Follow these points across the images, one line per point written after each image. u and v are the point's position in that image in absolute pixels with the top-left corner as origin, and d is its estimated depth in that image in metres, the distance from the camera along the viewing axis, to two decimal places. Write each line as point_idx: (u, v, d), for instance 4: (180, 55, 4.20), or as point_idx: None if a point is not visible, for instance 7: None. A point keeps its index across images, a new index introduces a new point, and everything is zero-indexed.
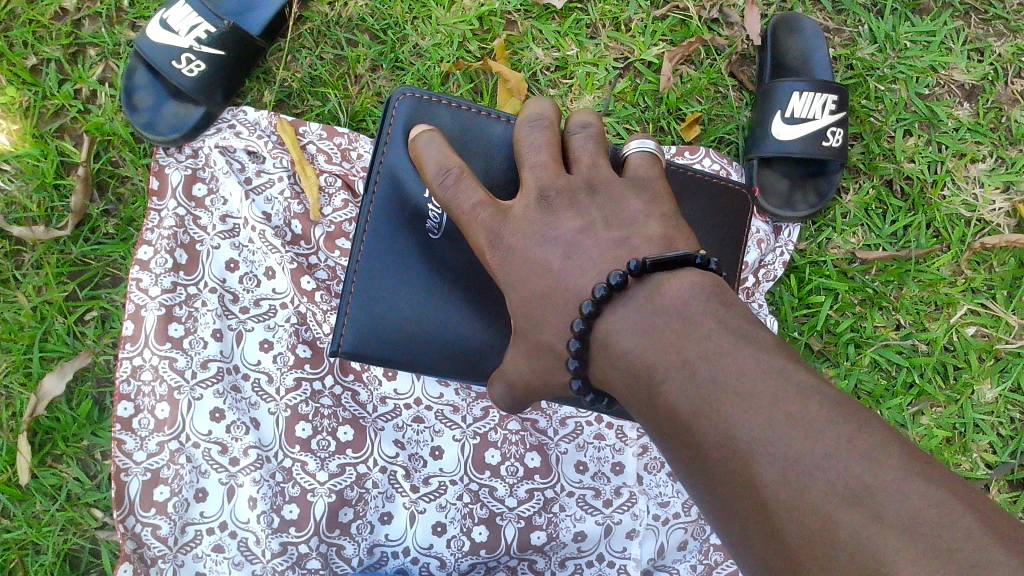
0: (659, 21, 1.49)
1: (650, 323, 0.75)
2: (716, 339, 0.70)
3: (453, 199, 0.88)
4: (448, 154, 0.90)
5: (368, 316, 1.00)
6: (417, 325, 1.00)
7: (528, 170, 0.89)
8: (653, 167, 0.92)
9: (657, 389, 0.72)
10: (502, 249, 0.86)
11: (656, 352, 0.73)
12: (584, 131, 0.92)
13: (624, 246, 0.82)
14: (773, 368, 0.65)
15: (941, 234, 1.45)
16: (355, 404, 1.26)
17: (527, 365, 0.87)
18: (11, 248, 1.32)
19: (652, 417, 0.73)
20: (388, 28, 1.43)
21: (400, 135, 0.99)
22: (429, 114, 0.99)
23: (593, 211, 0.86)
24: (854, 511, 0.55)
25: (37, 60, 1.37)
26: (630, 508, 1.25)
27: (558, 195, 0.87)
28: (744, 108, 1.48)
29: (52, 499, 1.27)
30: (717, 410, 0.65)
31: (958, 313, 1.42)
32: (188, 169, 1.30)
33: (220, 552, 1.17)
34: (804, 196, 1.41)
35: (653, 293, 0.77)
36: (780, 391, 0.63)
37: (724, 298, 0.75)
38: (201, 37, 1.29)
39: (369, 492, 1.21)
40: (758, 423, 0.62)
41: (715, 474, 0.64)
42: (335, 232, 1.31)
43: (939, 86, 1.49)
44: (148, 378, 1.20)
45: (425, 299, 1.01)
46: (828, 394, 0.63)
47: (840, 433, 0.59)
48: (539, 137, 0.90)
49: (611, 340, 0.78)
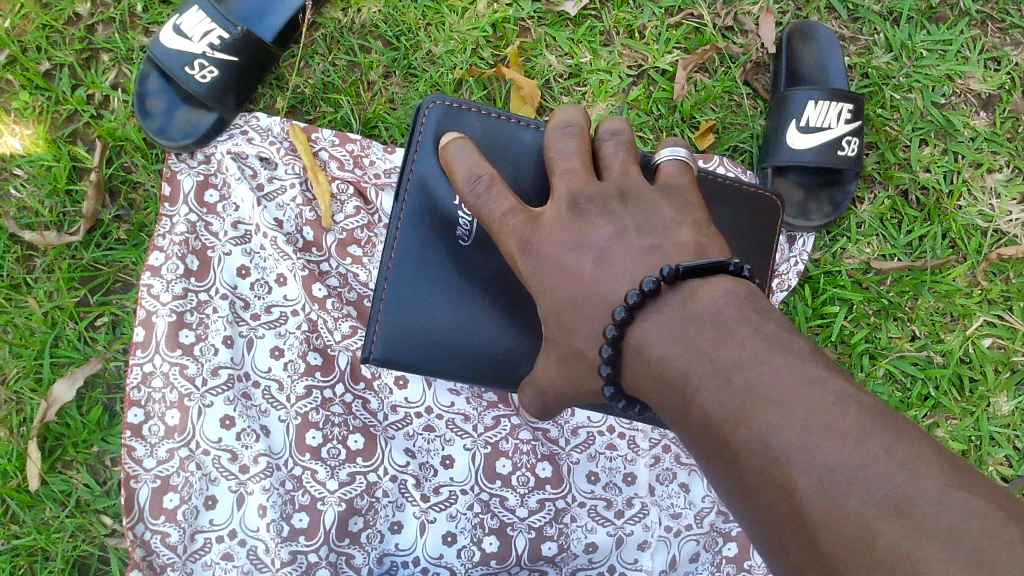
0: (673, 28, 1.48)
1: (682, 329, 0.74)
2: (750, 346, 0.69)
3: (484, 207, 0.88)
4: (478, 162, 0.89)
5: (398, 326, 0.99)
6: (447, 333, 1.00)
7: (559, 177, 0.88)
8: (685, 175, 0.91)
9: (689, 396, 0.71)
10: (532, 255, 0.86)
11: (688, 358, 0.72)
12: (615, 139, 0.91)
13: (657, 253, 0.81)
14: (809, 377, 0.64)
15: (957, 244, 1.43)
16: (366, 412, 1.25)
17: (558, 372, 0.87)
18: (23, 253, 1.32)
19: (684, 424, 0.72)
20: (401, 35, 1.43)
21: (431, 142, 0.98)
22: (459, 122, 0.99)
23: (627, 217, 0.85)
24: (894, 522, 0.54)
25: (50, 65, 1.37)
26: (642, 519, 1.24)
27: (590, 202, 0.86)
28: (758, 116, 1.47)
29: (62, 505, 1.26)
30: (752, 418, 0.64)
31: (974, 324, 1.41)
32: (200, 175, 1.30)
33: (229, 560, 1.16)
34: (818, 206, 1.40)
35: (685, 299, 0.76)
36: (817, 400, 0.62)
37: (758, 306, 0.74)
38: (215, 43, 1.29)
39: (380, 501, 1.20)
40: (795, 431, 0.61)
41: (750, 482, 0.63)
42: (347, 239, 1.30)
43: (956, 95, 1.48)
44: (159, 385, 1.20)
45: (455, 306, 1.00)
46: (866, 403, 0.62)
47: (879, 442, 0.58)
48: (569, 144, 0.90)
49: (643, 346, 0.77)
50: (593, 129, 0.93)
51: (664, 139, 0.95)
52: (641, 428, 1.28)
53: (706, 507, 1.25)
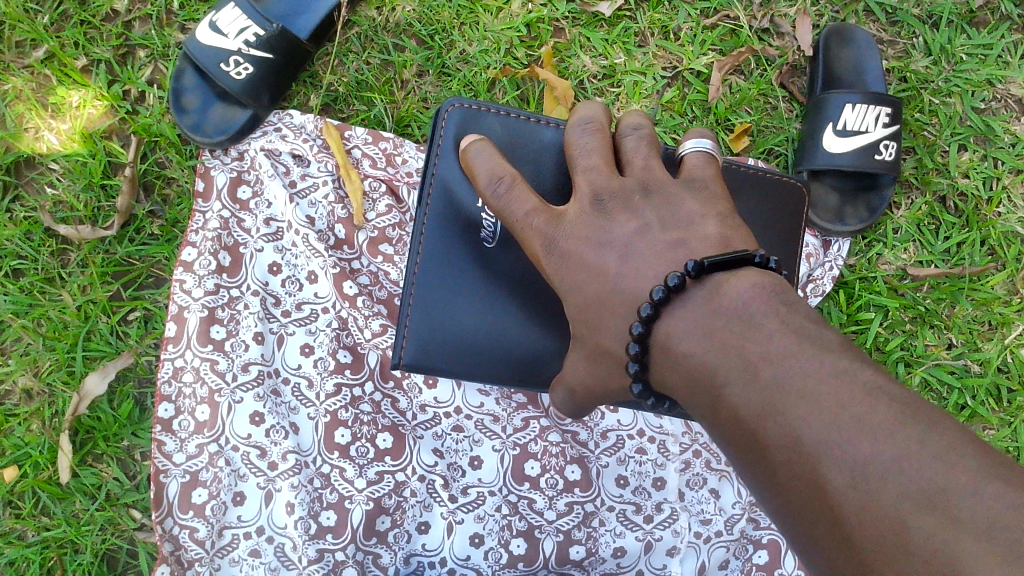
0: (708, 30, 1.47)
1: (709, 324, 0.73)
2: (778, 339, 0.67)
3: (507, 207, 0.87)
4: (499, 162, 0.88)
5: (427, 329, 0.99)
6: (475, 334, 0.99)
7: (581, 174, 0.87)
8: (710, 167, 0.88)
9: (718, 392, 0.70)
10: (556, 254, 0.85)
11: (716, 353, 0.71)
12: (636, 133, 0.90)
13: (681, 247, 0.80)
14: (838, 369, 0.63)
15: (996, 251, 1.41)
16: (396, 411, 1.25)
17: (587, 370, 0.86)
18: (57, 246, 1.33)
19: (714, 422, 0.71)
20: (435, 34, 1.43)
21: (452, 145, 0.98)
22: (479, 124, 0.98)
23: (650, 212, 0.84)
24: (929, 517, 0.52)
25: (87, 61, 1.38)
26: (672, 524, 1.22)
27: (612, 198, 0.85)
28: (795, 119, 1.45)
29: (92, 498, 1.27)
30: (782, 413, 0.63)
31: (1014, 333, 1.38)
32: (234, 171, 1.30)
33: (256, 557, 1.16)
34: (854, 211, 1.38)
35: (711, 292, 0.75)
36: (847, 392, 0.60)
37: (785, 297, 0.72)
38: (250, 39, 1.30)
39: (407, 500, 1.19)
40: (825, 425, 0.59)
41: (781, 479, 0.62)
42: (379, 237, 1.30)
43: (996, 100, 1.46)
44: (189, 379, 1.20)
45: (484, 307, 0.99)
46: (898, 394, 0.60)
47: (911, 434, 0.56)
48: (590, 141, 0.89)
49: (670, 342, 0.75)
50: (616, 125, 0.92)
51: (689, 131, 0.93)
52: (671, 431, 1.27)
53: (735, 515, 1.23)
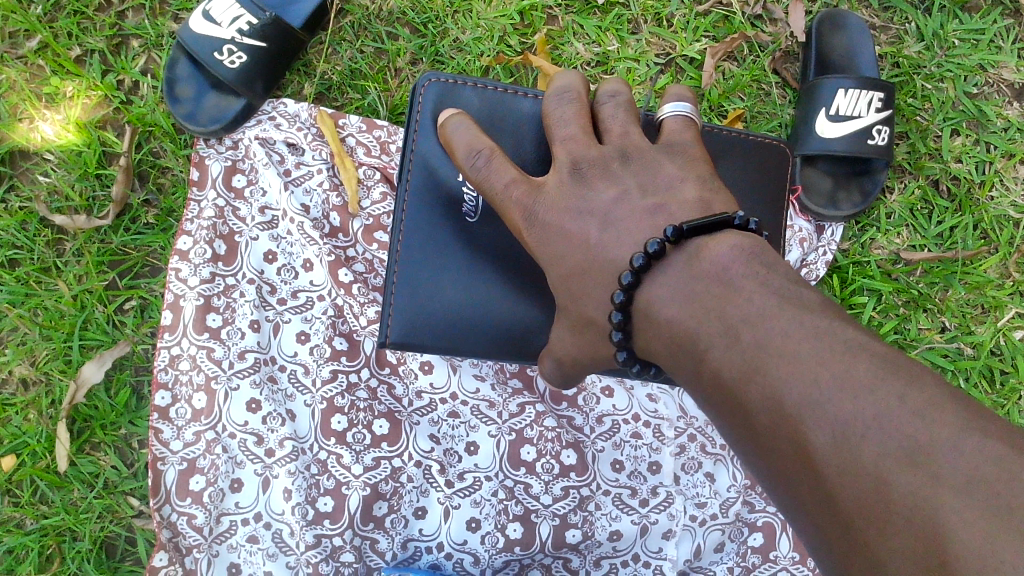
0: (701, 17, 1.47)
1: (691, 289, 0.73)
2: (759, 301, 0.68)
3: (486, 179, 0.88)
4: (477, 136, 0.89)
5: (413, 305, 0.99)
6: (462, 308, 0.99)
7: (559, 144, 0.88)
8: (687, 132, 0.90)
9: (701, 356, 0.70)
10: (538, 227, 0.86)
11: (698, 318, 0.71)
12: (613, 100, 0.90)
13: (660, 212, 0.81)
14: (818, 329, 0.63)
15: (988, 235, 1.42)
16: (392, 397, 1.25)
17: (573, 341, 0.87)
18: (52, 236, 1.33)
19: (697, 385, 0.72)
20: (428, 22, 1.43)
21: (430, 120, 0.99)
22: (457, 98, 0.99)
23: (629, 178, 0.84)
24: (909, 473, 0.53)
25: (81, 51, 1.38)
26: (667, 508, 1.23)
27: (591, 166, 0.85)
28: (788, 105, 1.45)
29: (89, 487, 1.27)
30: (764, 375, 0.63)
31: (1006, 316, 1.39)
32: (228, 160, 1.31)
33: (254, 543, 1.17)
34: (847, 195, 1.38)
35: (691, 258, 0.75)
36: (826, 352, 0.61)
37: (764, 258, 0.73)
38: (244, 28, 1.30)
39: (404, 486, 1.20)
40: (806, 385, 0.60)
41: (764, 439, 0.62)
42: (374, 225, 1.30)
43: (988, 85, 1.46)
44: (185, 367, 1.21)
45: (469, 280, 0.99)
46: (876, 351, 0.60)
47: (889, 390, 0.57)
48: (567, 110, 0.89)
49: (653, 309, 0.76)
50: (593, 92, 0.92)
51: (667, 94, 0.94)
52: (667, 416, 1.28)
53: (729, 498, 1.24)
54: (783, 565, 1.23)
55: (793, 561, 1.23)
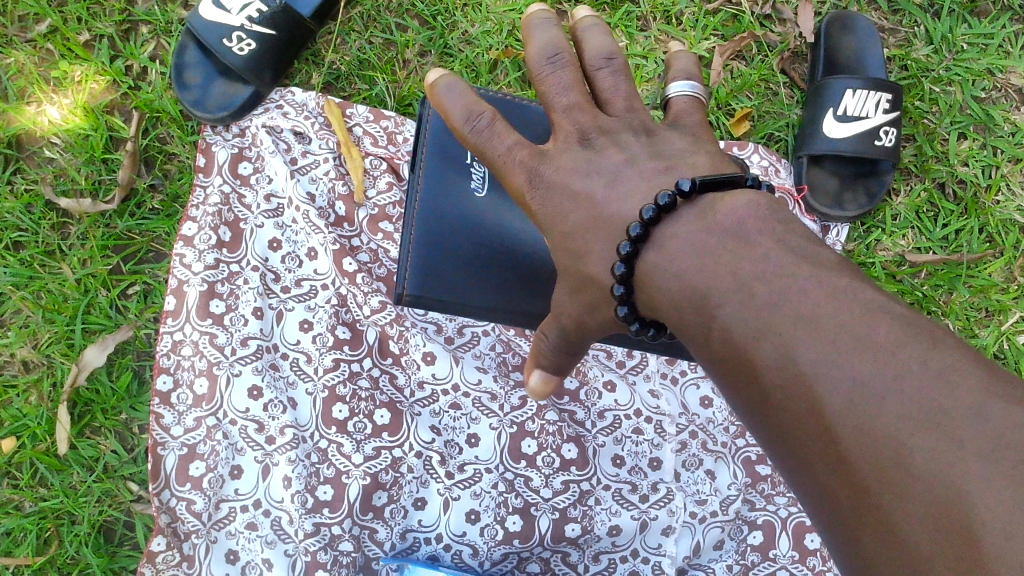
0: (711, 15, 1.47)
1: (701, 243, 0.71)
2: (774, 260, 0.66)
3: (488, 145, 0.83)
4: (474, 99, 0.83)
5: (432, 263, 0.99)
6: (482, 273, 1.00)
7: (561, 113, 0.83)
8: (695, 113, 0.87)
9: (707, 313, 0.68)
10: (542, 189, 0.81)
11: (707, 272, 0.69)
12: (610, 66, 0.86)
13: (673, 173, 0.78)
14: (836, 290, 0.61)
15: (993, 239, 1.42)
16: (393, 387, 1.24)
17: (567, 302, 0.81)
18: (57, 219, 1.33)
19: (700, 344, 0.69)
20: (438, 14, 1.43)
21: (446, 90, 1.03)
22: (472, 88, 1.07)
23: (640, 148, 0.81)
24: (930, 437, 0.52)
25: (90, 36, 1.38)
26: (667, 504, 1.22)
27: (599, 136, 0.82)
28: (795, 105, 1.46)
29: (90, 470, 1.27)
30: (777, 332, 0.61)
31: (1010, 320, 1.39)
32: (235, 148, 1.31)
33: (253, 530, 1.17)
34: (853, 196, 1.38)
35: (703, 212, 0.73)
36: (846, 312, 0.59)
37: (778, 217, 0.71)
38: (253, 15, 1.31)
39: (404, 476, 1.20)
40: (824, 345, 0.58)
41: (771, 398, 0.60)
42: (379, 215, 1.30)
43: (996, 89, 1.46)
44: (188, 353, 1.21)
45: (485, 249, 1.01)
46: (896, 314, 0.59)
47: (913, 354, 0.56)
48: (563, 75, 0.84)
49: (658, 263, 0.73)
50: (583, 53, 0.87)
51: (670, 65, 0.90)
52: (668, 412, 1.27)
53: (730, 495, 1.24)
54: (782, 564, 1.22)
55: (793, 559, 1.23)
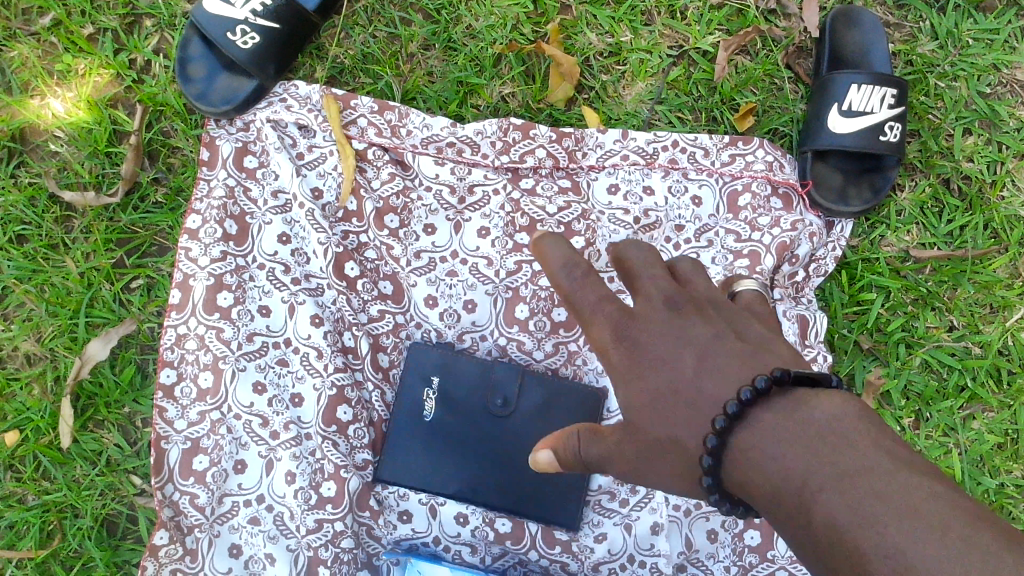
0: (715, 10, 1.47)
1: (789, 422, 0.63)
2: (867, 446, 0.58)
3: (581, 298, 0.76)
4: (573, 251, 0.77)
5: (406, 460, 1.20)
6: (450, 450, 1.20)
7: (647, 280, 0.77)
8: (765, 307, 0.82)
9: (786, 497, 0.59)
10: (627, 347, 0.74)
11: (794, 448, 0.61)
12: (693, 261, 0.81)
13: (763, 358, 0.70)
14: (914, 473, 0.55)
15: (998, 235, 1.41)
16: (386, 404, 1.24)
17: (622, 440, 0.76)
18: (61, 213, 1.33)
19: (773, 518, 0.61)
20: (442, 8, 1.43)
21: (411, 381, 1.21)
22: (430, 361, 1.21)
23: (725, 324, 0.74)
24: None
25: (93, 29, 1.38)
26: (648, 503, 1.21)
27: (687, 302, 0.75)
28: (801, 100, 1.45)
29: (93, 464, 1.27)
30: (827, 495, 0.57)
31: (1015, 316, 1.38)
32: (239, 142, 1.30)
33: (255, 524, 1.18)
34: (858, 191, 1.38)
35: (798, 404, 0.64)
36: (908, 489, 0.54)
37: (884, 424, 0.61)
38: (258, 9, 1.30)
39: (383, 494, 1.22)
40: (868, 510, 0.54)
41: (817, 552, 0.56)
42: (384, 208, 1.29)
43: (1001, 85, 1.45)
44: (192, 346, 1.20)
45: (450, 439, 1.20)
46: (971, 509, 0.53)
47: (995, 558, 0.49)
48: (650, 259, 0.78)
49: (743, 445, 0.65)
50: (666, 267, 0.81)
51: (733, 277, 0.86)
52: None
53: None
54: (780, 564, 1.22)
55: (791, 560, 1.22)
